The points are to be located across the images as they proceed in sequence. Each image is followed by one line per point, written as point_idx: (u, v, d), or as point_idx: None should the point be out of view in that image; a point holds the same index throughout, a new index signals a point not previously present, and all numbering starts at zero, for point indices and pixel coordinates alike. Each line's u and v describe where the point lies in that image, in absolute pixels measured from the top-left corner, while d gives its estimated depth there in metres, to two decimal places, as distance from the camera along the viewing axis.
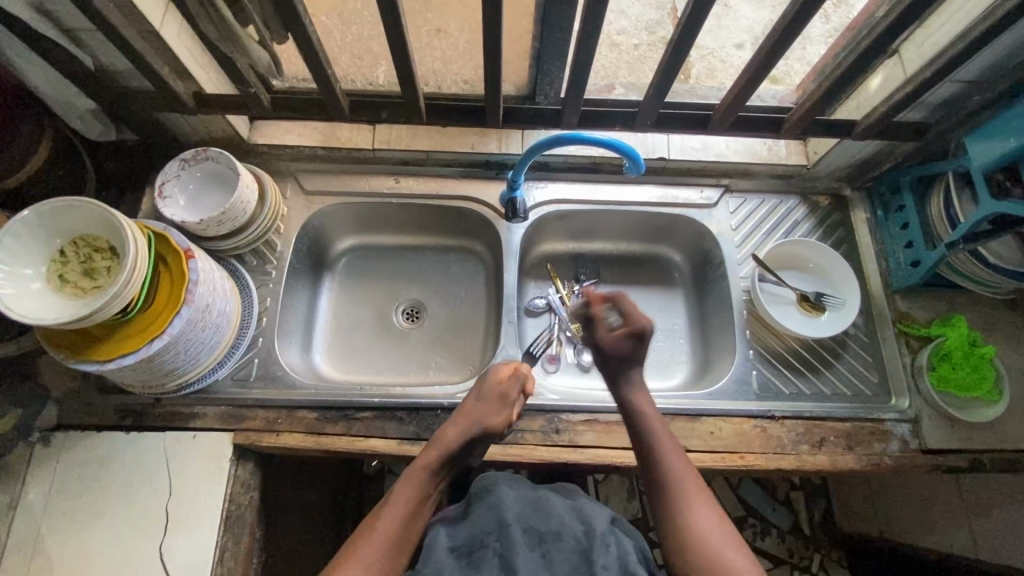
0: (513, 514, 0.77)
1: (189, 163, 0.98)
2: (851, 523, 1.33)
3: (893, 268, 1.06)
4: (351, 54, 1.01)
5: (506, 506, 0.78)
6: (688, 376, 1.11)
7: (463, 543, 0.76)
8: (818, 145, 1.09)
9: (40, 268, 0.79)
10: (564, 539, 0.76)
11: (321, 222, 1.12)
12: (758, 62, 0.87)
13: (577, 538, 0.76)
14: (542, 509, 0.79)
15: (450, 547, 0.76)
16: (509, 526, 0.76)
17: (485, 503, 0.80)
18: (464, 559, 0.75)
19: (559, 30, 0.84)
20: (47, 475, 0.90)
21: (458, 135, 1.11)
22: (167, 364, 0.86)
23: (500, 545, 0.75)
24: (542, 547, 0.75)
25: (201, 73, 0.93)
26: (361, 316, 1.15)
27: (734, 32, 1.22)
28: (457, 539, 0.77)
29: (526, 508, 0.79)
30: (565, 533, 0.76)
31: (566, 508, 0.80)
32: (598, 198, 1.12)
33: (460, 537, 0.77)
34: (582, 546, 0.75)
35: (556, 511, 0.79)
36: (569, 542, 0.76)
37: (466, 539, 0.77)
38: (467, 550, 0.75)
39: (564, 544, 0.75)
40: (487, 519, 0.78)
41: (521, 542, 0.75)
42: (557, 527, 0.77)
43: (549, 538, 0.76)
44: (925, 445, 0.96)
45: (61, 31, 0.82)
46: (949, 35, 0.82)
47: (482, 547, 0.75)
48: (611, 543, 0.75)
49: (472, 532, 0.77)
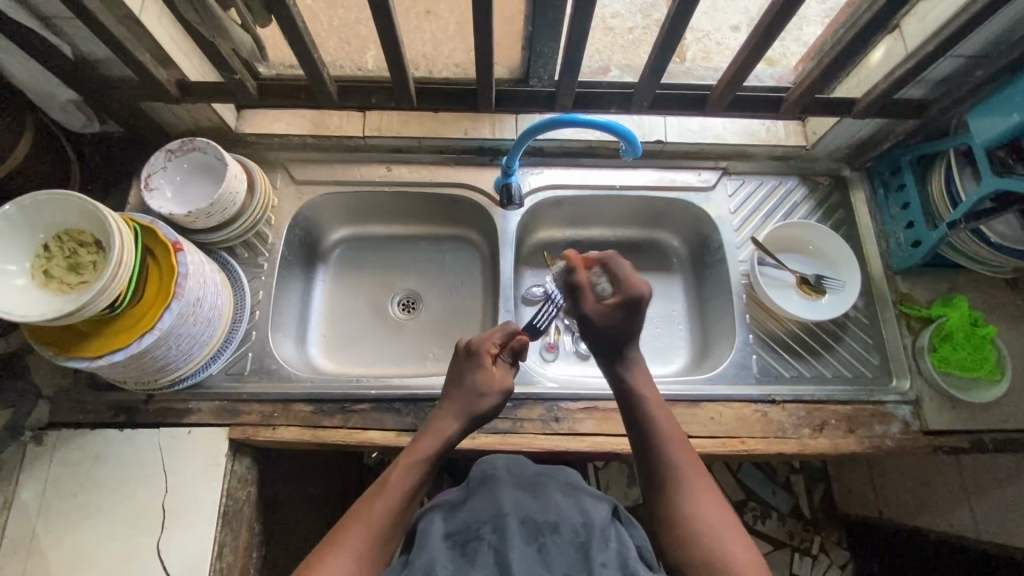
0: (511, 506, 0.76)
1: (175, 153, 0.96)
2: (851, 504, 1.33)
3: (894, 249, 1.05)
4: (340, 38, 0.99)
5: (504, 499, 0.78)
6: (687, 361, 1.10)
7: (458, 531, 0.76)
8: (817, 125, 1.07)
9: (24, 264, 0.78)
10: (561, 531, 0.74)
11: (313, 212, 1.10)
12: (756, 40, 0.84)
13: (575, 531, 0.74)
14: (542, 500, 0.78)
15: (444, 535, 0.76)
16: (505, 517, 0.74)
17: (485, 494, 0.80)
18: (458, 547, 0.74)
19: (552, 9, 0.82)
20: (40, 474, 0.89)
21: (450, 121, 1.09)
22: (158, 359, 0.84)
23: (495, 535, 0.73)
24: (537, 539, 0.73)
25: (185, 60, 0.90)
26: (356, 308, 1.13)
27: (729, 13, 1.17)
28: (452, 526, 0.77)
29: (525, 500, 0.78)
30: (563, 525, 0.75)
31: (566, 500, 0.79)
32: (594, 183, 1.10)
33: (456, 524, 0.77)
34: (580, 539, 0.73)
35: (555, 503, 0.78)
36: (567, 535, 0.74)
37: (460, 529, 0.76)
38: (461, 539, 0.75)
39: (561, 537, 0.73)
40: (485, 510, 0.77)
41: (516, 533, 0.73)
42: (555, 519, 0.75)
43: (545, 529, 0.74)
44: (926, 427, 0.95)
45: (37, 18, 0.79)
46: (951, 8, 0.80)
47: (476, 538, 0.74)
48: (611, 538, 0.74)
49: (468, 520, 0.77)
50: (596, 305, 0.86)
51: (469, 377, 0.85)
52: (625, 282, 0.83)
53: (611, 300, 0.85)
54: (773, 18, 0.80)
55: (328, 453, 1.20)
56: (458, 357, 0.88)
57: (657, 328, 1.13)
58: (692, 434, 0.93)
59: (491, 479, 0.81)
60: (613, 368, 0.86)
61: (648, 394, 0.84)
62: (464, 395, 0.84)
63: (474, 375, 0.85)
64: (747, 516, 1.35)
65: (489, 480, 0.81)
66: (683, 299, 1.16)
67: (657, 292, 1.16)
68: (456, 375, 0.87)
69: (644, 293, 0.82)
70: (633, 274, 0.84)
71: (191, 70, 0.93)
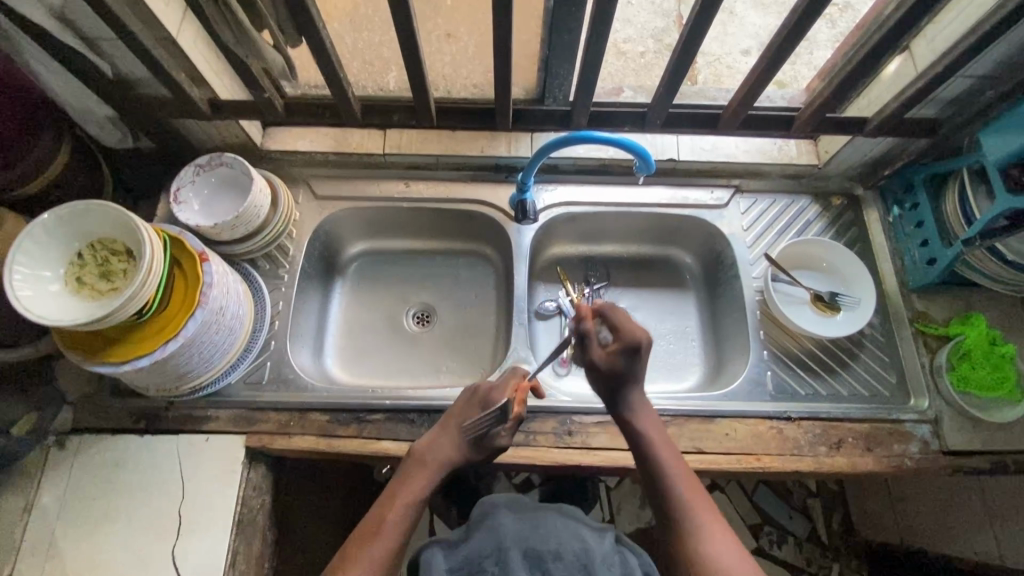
0: (512, 537, 0.78)
1: (203, 168, 0.99)
2: (871, 531, 1.30)
3: (909, 267, 1.05)
4: (362, 59, 1.03)
5: (504, 530, 0.79)
6: (701, 377, 1.10)
7: (462, 565, 0.77)
8: (829, 144, 1.09)
9: (59, 270, 0.80)
10: (564, 557, 0.76)
11: (333, 226, 1.13)
12: (765, 63, 0.86)
13: (577, 555, 0.76)
14: (541, 529, 0.79)
15: (447, 570, 0.76)
16: (507, 550, 0.76)
17: (486, 527, 0.80)
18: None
19: (568, 33, 0.84)
20: (61, 480, 0.91)
21: (468, 140, 1.12)
22: (181, 366, 0.86)
23: (499, 568, 0.75)
24: (540, 568, 0.75)
25: (216, 79, 0.94)
26: (372, 321, 1.15)
27: (739, 38, 1.25)
28: (455, 562, 0.77)
29: (525, 528, 0.80)
30: (564, 551, 0.77)
31: (566, 527, 0.80)
32: (607, 200, 1.12)
33: (459, 559, 0.77)
34: (582, 562, 0.76)
35: (555, 532, 0.79)
36: (569, 560, 0.76)
37: (463, 562, 0.77)
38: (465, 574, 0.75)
39: (563, 563, 0.76)
40: (486, 543, 0.78)
41: (519, 566, 0.75)
42: (556, 547, 0.77)
43: (548, 557, 0.76)
44: (945, 446, 0.94)
45: (81, 40, 0.84)
46: (960, 29, 0.82)
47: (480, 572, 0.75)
48: (613, 562, 0.77)
49: (470, 554, 0.77)
50: (601, 349, 0.83)
51: (502, 449, 0.81)
52: (623, 329, 0.82)
53: (613, 345, 0.82)
54: (784, 39, 0.82)
55: (340, 467, 1.21)
56: (487, 418, 0.81)
57: (670, 344, 1.13)
58: (707, 450, 0.93)
59: (489, 513, 0.82)
60: (614, 405, 0.84)
61: (649, 428, 0.82)
62: (482, 457, 0.83)
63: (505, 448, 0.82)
64: (763, 540, 1.33)
65: (489, 512, 0.82)
66: (696, 316, 1.16)
67: (670, 309, 1.17)
68: (482, 438, 0.81)
69: (644, 337, 0.81)
70: (628, 321, 0.82)
71: (222, 90, 0.97)
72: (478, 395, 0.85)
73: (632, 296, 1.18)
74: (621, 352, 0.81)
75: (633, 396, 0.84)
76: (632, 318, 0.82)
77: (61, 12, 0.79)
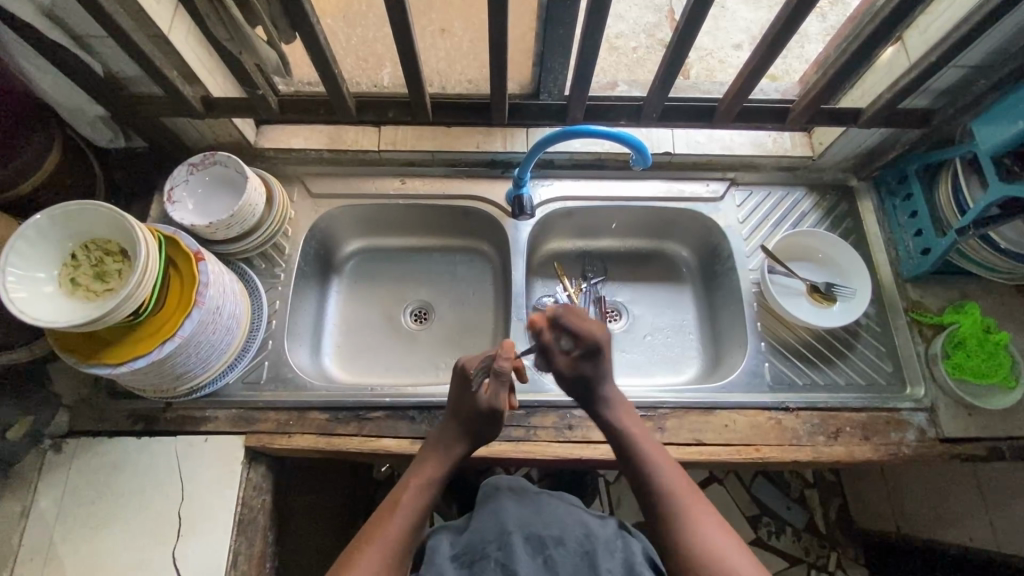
0: (514, 524, 0.77)
1: (197, 167, 0.98)
2: (868, 520, 1.31)
3: (902, 257, 1.06)
4: (356, 56, 1.03)
5: (507, 516, 0.79)
6: (700, 370, 1.10)
7: (464, 551, 0.76)
8: (823, 136, 1.09)
9: (53, 271, 0.79)
10: (566, 542, 0.76)
11: (329, 225, 1.12)
12: (759, 57, 0.87)
13: (579, 541, 0.76)
14: (545, 516, 0.79)
15: (450, 556, 0.76)
16: (509, 535, 0.76)
17: (487, 515, 0.80)
18: (465, 567, 0.74)
19: (563, 26, 0.84)
20: (58, 483, 0.90)
21: (463, 135, 1.11)
22: (178, 367, 0.85)
23: (501, 553, 0.74)
24: (543, 552, 0.74)
25: (209, 77, 0.94)
26: (369, 319, 1.14)
27: (731, 32, 1.25)
28: (458, 548, 0.77)
29: (528, 515, 0.79)
30: (567, 537, 0.76)
31: (569, 515, 0.80)
32: (604, 194, 1.12)
33: (461, 545, 0.77)
34: (585, 549, 0.75)
35: (557, 518, 0.79)
36: (572, 546, 0.75)
37: (466, 547, 0.76)
38: (468, 559, 0.75)
39: (566, 549, 0.75)
40: (488, 529, 0.78)
41: (522, 550, 0.74)
42: (559, 533, 0.77)
43: (550, 542, 0.75)
44: (942, 433, 0.94)
45: (71, 38, 0.83)
46: (952, 20, 0.82)
47: (483, 557, 0.74)
48: (615, 549, 0.76)
49: (472, 540, 0.77)
50: (563, 356, 0.86)
51: (489, 411, 0.82)
52: (580, 333, 0.84)
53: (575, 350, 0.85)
54: (779, 30, 0.82)
55: (342, 466, 1.20)
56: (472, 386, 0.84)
57: (668, 337, 1.13)
58: (706, 442, 0.93)
59: (492, 499, 0.82)
60: (592, 406, 0.86)
61: (625, 421, 0.84)
62: (486, 426, 0.84)
63: (494, 410, 0.83)
64: (761, 532, 1.34)
65: (492, 499, 0.82)
66: (693, 309, 1.16)
67: (667, 302, 1.17)
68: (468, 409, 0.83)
69: (602, 337, 0.85)
70: (584, 325, 0.85)
71: (216, 88, 0.96)
72: (469, 374, 0.84)
73: (629, 290, 1.18)
74: (583, 356, 0.85)
75: (608, 392, 0.86)
76: (585, 319, 0.85)
77: (52, 9, 0.78)
